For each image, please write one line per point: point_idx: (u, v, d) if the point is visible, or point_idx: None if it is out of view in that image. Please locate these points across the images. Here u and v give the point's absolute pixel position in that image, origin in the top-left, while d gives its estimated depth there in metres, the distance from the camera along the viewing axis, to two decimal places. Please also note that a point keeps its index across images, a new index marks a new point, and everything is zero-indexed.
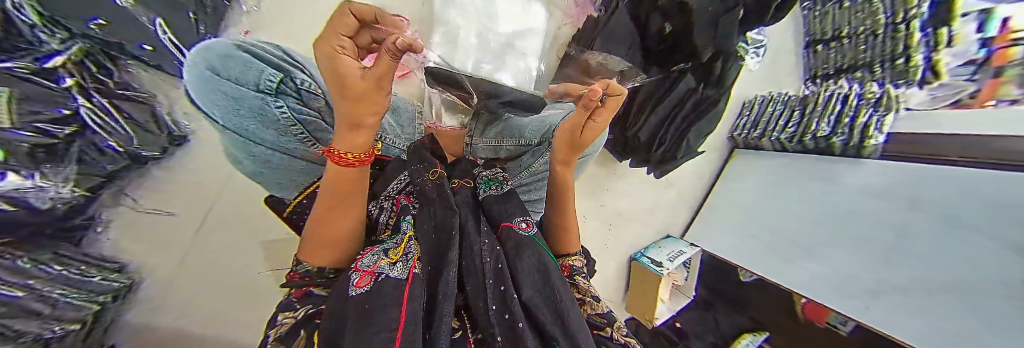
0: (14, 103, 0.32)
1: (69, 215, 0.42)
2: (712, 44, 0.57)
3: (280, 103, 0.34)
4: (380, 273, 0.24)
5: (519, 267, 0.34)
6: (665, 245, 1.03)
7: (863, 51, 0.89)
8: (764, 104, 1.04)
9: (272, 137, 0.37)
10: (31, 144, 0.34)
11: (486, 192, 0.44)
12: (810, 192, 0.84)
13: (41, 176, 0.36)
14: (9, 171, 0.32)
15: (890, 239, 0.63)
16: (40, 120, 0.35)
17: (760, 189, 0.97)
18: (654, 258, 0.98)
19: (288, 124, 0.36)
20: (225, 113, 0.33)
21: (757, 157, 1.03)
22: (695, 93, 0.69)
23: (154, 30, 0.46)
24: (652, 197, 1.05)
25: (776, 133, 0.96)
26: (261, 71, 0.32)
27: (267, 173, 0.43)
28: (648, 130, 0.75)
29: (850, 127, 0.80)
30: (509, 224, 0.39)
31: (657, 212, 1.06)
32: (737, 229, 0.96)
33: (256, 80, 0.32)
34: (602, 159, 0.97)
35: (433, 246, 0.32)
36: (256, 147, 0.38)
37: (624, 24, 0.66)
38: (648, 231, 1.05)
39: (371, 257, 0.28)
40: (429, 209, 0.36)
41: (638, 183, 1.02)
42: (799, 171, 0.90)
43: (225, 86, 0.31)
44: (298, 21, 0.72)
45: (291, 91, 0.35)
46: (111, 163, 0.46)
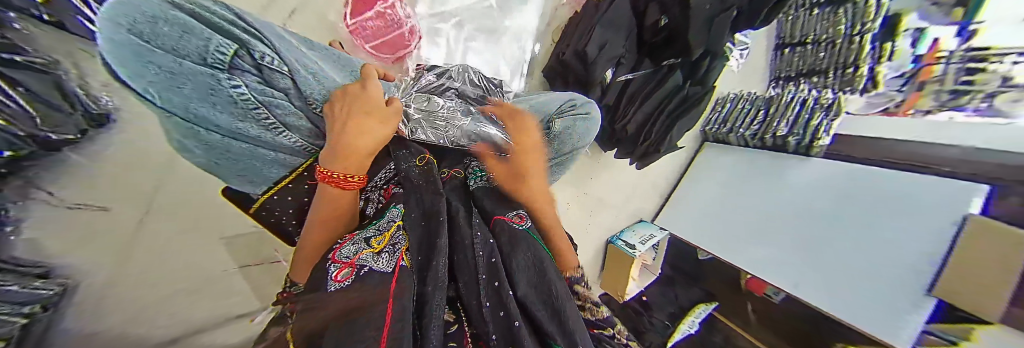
0: None
1: None
2: (704, 43, 0.59)
3: (236, 82, 0.26)
4: (362, 266, 0.23)
5: (514, 261, 0.32)
6: (638, 228, 1.12)
7: (821, 58, 0.97)
8: (734, 102, 1.11)
9: (227, 120, 0.30)
10: None
11: (475, 183, 0.44)
12: (764, 184, 0.94)
13: None
14: None
15: (825, 229, 0.76)
16: None
17: (722, 179, 1.07)
18: (628, 240, 1.06)
19: (246, 106, 0.29)
20: (161, 91, 0.24)
21: (722, 151, 1.12)
22: (681, 89, 0.72)
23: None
24: (629, 184, 1.11)
25: (741, 130, 1.03)
26: (207, 38, 0.23)
27: (226, 165, 0.37)
28: (637, 122, 0.74)
29: (804, 128, 0.89)
30: (500, 216, 0.38)
31: (633, 199, 1.14)
32: (699, 214, 1.06)
33: (199, 53, 0.23)
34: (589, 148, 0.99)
35: (422, 236, 0.30)
36: (210, 136, 0.32)
37: (623, 14, 0.64)
38: (623, 216, 1.13)
39: (351, 247, 0.26)
40: (416, 194, 0.36)
41: (617, 172, 1.08)
42: (756, 165, 0.99)
43: (158, 59, 0.22)
44: None
45: (249, 65, 0.27)
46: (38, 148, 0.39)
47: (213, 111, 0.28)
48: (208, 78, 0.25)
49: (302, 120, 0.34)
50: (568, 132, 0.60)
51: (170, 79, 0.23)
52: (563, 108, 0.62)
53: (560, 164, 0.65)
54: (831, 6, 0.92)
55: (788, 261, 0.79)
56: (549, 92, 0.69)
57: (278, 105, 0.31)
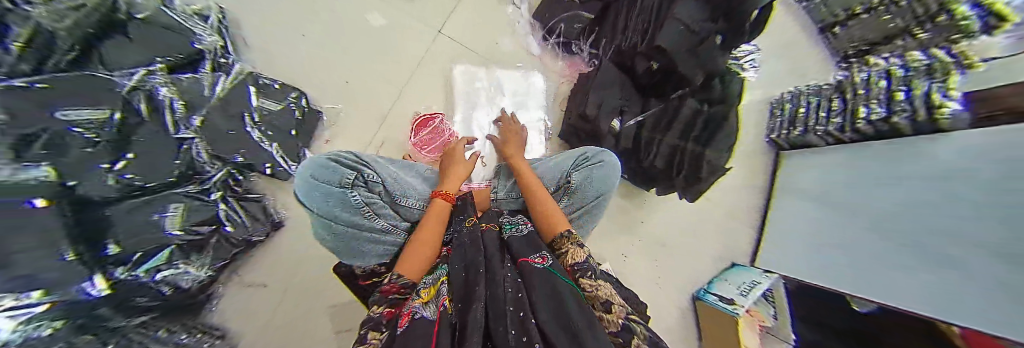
0: (183, 216, 0.52)
1: (191, 304, 0.59)
2: (699, 69, 0.57)
3: (354, 193, 0.50)
4: (417, 312, 0.30)
5: (537, 294, 0.31)
6: (729, 276, 0.95)
7: (891, 20, 0.80)
8: (794, 100, 0.95)
9: (344, 215, 0.49)
10: (154, 267, 0.48)
11: (509, 232, 0.46)
12: (857, 196, 0.74)
13: (182, 263, 0.54)
14: (169, 269, 0.51)
15: (986, 249, 0.48)
16: (146, 276, 0.47)
17: (829, 221, 0.80)
18: (723, 294, 0.89)
19: (360, 205, 0.50)
20: (320, 199, 0.49)
21: (806, 166, 0.94)
22: (702, 113, 0.66)
23: (269, 152, 0.67)
24: (697, 224, 1.01)
25: (822, 128, 0.84)
26: (340, 172, 0.50)
27: (346, 248, 0.50)
28: (664, 157, 0.70)
29: (848, 109, 0.79)
30: (525, 259, 0.38)
31: (703, 241, 1.00)
32: (821, 256, 0.79)
33: (338, 177, 0.49)
34: (627, 192, 0.97)
35: (463, 287, 0.33)
36: (341, 232, 0.49)
37: (610, 75, 0.70)
38: (708, 262, 0.99)
39: (412, 299, 0.33)
40: (461, 252, 0.39)
41: (671, 209, 1.00)
42: (871, 163, 0.75)
43: (323, 187, 0.49)
44: (360, 109, 0.78)
45: (361, 184, 0.51)
46: (214, 256, 0.61)
47: (339, 209, 0.49)
48: (341, 192, 0.49)
49: (390, 210, 0.52)
50: (586, 184, 0.60)
51: (326, 193, 0.49)
52: (579, 162, 0.62)
53: (589, 216, 0.62)
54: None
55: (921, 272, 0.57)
56: (568, 150, 0.71)
57: (411, 203, 0.53)
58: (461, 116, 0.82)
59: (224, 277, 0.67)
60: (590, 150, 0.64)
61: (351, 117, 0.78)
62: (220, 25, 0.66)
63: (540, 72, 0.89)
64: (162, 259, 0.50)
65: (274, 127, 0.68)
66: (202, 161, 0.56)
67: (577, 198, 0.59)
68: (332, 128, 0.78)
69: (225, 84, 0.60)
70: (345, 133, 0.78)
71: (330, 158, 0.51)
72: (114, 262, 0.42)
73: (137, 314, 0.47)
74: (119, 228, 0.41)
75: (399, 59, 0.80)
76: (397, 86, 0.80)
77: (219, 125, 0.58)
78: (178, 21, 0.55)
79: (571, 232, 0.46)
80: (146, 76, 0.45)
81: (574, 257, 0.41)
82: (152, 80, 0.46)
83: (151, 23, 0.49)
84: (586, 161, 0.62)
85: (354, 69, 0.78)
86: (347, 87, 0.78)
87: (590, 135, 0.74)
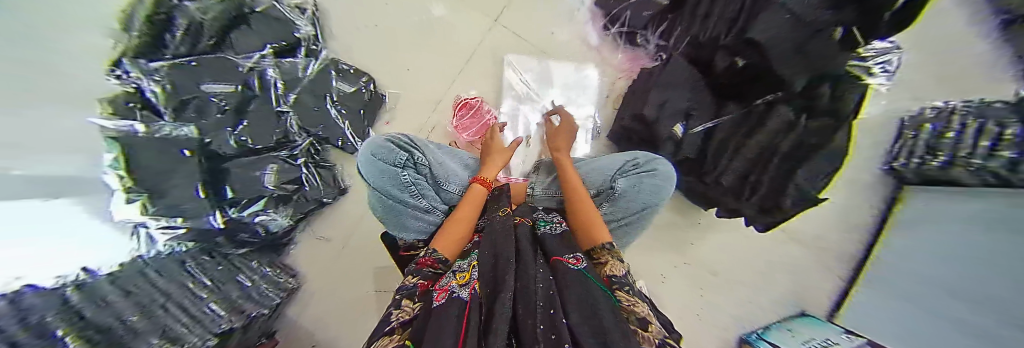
0: (277, 175, 0.65)
1: (274, 241, 0.74)
2: (804, 71, 0.44)
3: (405, 173, 0.51)
4: (452, 292, 0.28)
5: (569, 294, 0.28)
6: (798, 328, 0.78)
7: None
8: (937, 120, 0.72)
9: (393, 192, 0.50)
10: (253, 212, 0.62)
11: (543, 228, 0.43)
12: (970, 253, 0.57)
13: (273, 211, 0.66)
14: (263, 214, 0.65)
15: None
16: (247, 217, 0.61)
17: (940, 282, 0.61)
18: (778, 341, 0.75)
19: (409, 186, 0.51)
20: (373, 174, 0.50)
21: (934, 209, 0.70)
22: (795, 128, 0.53)
23: (342, 129, 0.74)
24: (759, 255, 0.87)
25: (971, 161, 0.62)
26: (395, 151, 0.51)
27: (393, 223, 0.52)
28: (736, 173, 0.60)
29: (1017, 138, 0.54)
30: (559, 257, 0.35)
31: (765, 275, 0.87)
32: (920, 325, 0.62)
33: (393, 156, 0.50)
34: (681, 207, 0.87)
35: (491, 273, 0.31)
36: (390, 208, 0.51)
37: (680, 72, 0.62)
38: (768, 301, 0.86)
39: (447, 280, 0.32)
40: (492, 240, 0.37)
41: (731, 232, 0.86)
42: (995, 210, 0.56)
43: (378, 163, 0.50)
44: (416, 93, 0.84)
45: (411, 166, 0.52)
46: (295, 209, 0.72)
47: (391, 186, 0.50)
48: (393, 170, 0.50)
49: (436, 194, 0.53)
50: (634, 192, 0.53)
51: (379, 169, 0.50)
52: (626, 168, 0.57)
53: (633, 226, 0.56)
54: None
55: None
56: (617, 153, 0.65)
57: (456, 189, 0.53)
58: (509, 106, 0.82)
59: (306, 228, 0.82)
60: (641, 155, 0.59)
61: (409, 100, 0.84)
62: (314, 17, 0.75)
63: (597, 66, 0.82)
64: (259, 206, 0.63)
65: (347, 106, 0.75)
66: (293, 133, 0.68)
67: (622, 207, 0.53)
68: (389, 111, 0.83)
69: (314, 69, 0.71)
70: (403, 114, 0.84)
71: (387, 139, 0.53)
72: (228, 204, 0.57)
73: (239, 246, 0.65)
74: (232, 178, 0.58)
75: (456, 47, 0.83)
76: (452, 72, 0.83)
77: (308, 103, 0.69)
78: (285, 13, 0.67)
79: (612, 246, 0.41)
80: (259, 60, 0.61)
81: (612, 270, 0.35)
82: (263, 62, 0.62)
83: (268, 14, 0.64)
84: (635, 167, 0.57)
85: (416, 56, 0.83)
86: (408, 72, 0.83)
87: (645, 140, 0.67)
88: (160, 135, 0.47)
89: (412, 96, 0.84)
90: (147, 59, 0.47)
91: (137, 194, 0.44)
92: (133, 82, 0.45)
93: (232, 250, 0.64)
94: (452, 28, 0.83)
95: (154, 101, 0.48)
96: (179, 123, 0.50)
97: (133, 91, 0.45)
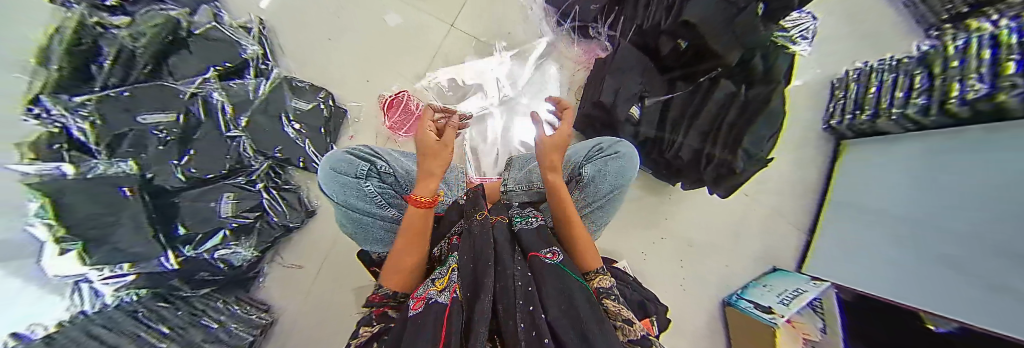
0: (235, 204, 0.61)
1: (240, 277, 0.69)
2: (736, 47, 0.50)
3: (369, 184, 0.49)
4: (429, 298, 0.24)
5: (548, 290, 0.25)
6: (772, 282, 0.84)
7: None
8: (864, 78, 0.81)
9: (359, 204, 0.48)
10: (211, 247, 0.57)
11: (519, 223, 0.40)
12: (926, 192, 0.64)
13: (235, 243, 0.62)
14: (223, 248, 0.60)
15: None
16: (203, 253, 0.56)
17: (901, 223, 0.67)
18: (759, 301, 0.78)
19: (374, 196, 0.49)
20: (335, 187, 0.49)
21: (880, 156, 0.78)
22: (737, 98, 0.58)
23: (303, 148, 0.70)
24: (730, 222, 0.91)
25: (894, 110, 0.71)
26: (355, 163, 0.49)
27: (361, 235, 0.51)
28: (691, 147, 0.62)
29: (937, 86, 0.62)
30: (536, 253, 0.32)
31: (737, 240, 0.91)
32: (887, 266, 0.67)
33: (352, 168, 0.49)
34: (650, 186, 0.90)
35: (469, 273, 0.27)
36: (357, 218, 0.49)
37: (629, 56, 0.65)
38: (743, 264, 0.90)
39: (425, 286, 0.28)
40: (470, 240, 0.33)
41: (701, 205, 0.91)
42: (952, 147, 0.62)
43: (337, 177, 0.48)
44: (376, 105, 0.82)
45: (375, 175, 0.50)
46: (258, 239, 0.67)
47: (355, 198, 0.48)
48: (356, 182, 0.48)
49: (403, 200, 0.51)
50: (600, 177, 0.55)
51: (340, 183, 0.48)
52: (591, 153, 0.59)
53: (605, 209, 0.58)
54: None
55: (983, 291, 0.48)
56: (583, 141, 0.68)
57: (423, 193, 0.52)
58: (472, 107, 0.82)
59: (273, 258, 0.77)
60: (607, 140, 0.61)
61: (371, 113, 0.82)
62: (261, 35, 0.73)
63: (555, 61, 0.85)
64: (216, 240, 0.58)
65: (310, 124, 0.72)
66: (248, 156, 0.64)
67: (593, 191, 0.55)
68: (353, 125, 0.81)
69: (267, 87, 0.69)
70: (367, 128, 0.81)
71: (347, 151, 0.52)
72: (181, 242, 0.53)
73: (199, 287, 0.60)
74: (184, 214, 0.54)
75: (415, 55, 0.83)
76: (412, 80, 0.82)
77: (264, 125, 0.66)
78: (229, 34, 0.65)
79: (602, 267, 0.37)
80: (201, 83, 0.58)
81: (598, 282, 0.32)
82: (206, 86, 0.59)
83: (207, 36, 0.61)
84: (599, 152, 0.58)
85: (374, 66, 0.82)
86: (367, 84, 0.82)
87: (606, 124, 0.69)
88: (93, 175, 0.44)
89: (373, 108, 0.82)
90: (66, 94, 0.42)
91: (71, 243, 0.38)
92: (56, 121, 0.40)
93: (192, 292, 0.60)
94: (409, 36, 0.83)
95: (82, 139, 0.44)
96: (114, 159, 0.47)
97: (58, 130, 0.40)
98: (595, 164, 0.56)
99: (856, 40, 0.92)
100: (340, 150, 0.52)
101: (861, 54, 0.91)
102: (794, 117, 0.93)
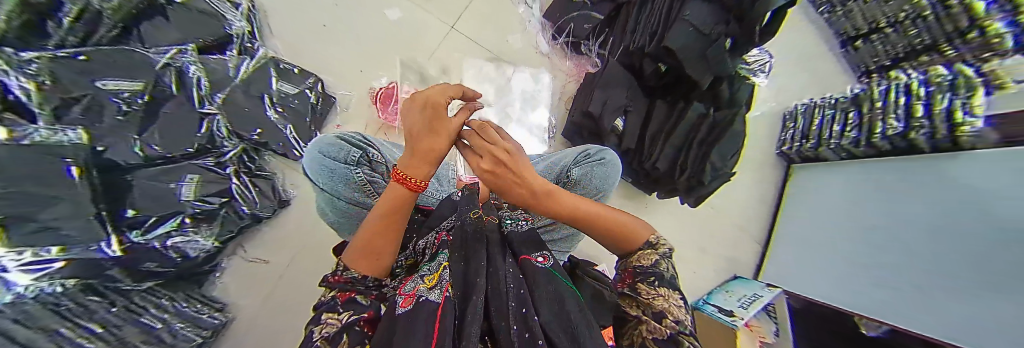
0: (198, 185, 0.56)
1: (206, 260, 0.62)
2: (707, 74, 0.57)
3: (359, 170, 0.46)
4: (418, 294, 0.19)
5: (544, 291, 0.21)
6: (733, 289, 0.92)
7: (917, 34, 0.79)
8: (809, 112, 0.96)
9: (347, 191, 0.46)
10: (163, 233, 0.52)
11: (512, 226, 0.35)
12: (874, 215, 0.76)
13: (192, 229, 0.56)
14: (176, 235, 0.54)
15: None
16: (150, 239, 0.50)
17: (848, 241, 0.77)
18: (722, 306, 0.84)
19: (362, 184, 0.46)
20: (321, 172, 0.46)
21: (822, 177, 0.93)
22: (707, 118, 0.65)
23: (285, 134, 0.69)
24: (699, 233, 0.99)
25: (834, 141, 0.87)
26: (347, 149, 0.46)
27: (343, 222, 0.50)
28: (667, 159, 0.68)
29: (865, 123, 0.81)
30: (529, 256, 0.27)
31: (703, 250, 0.99)
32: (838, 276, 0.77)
33: (343, 155, 0.46)
34: (630, 194, 0.96)
35: (461, 271, 0.23)
36: (340, 203, 0.47)
37: (617, 74, 0.70)
38: (708, 273, 0.98)
39: (412, 282, 0.23)
40: (464, 238, 0.28)
41: (673, 215, 0.98)
42: (898, 179, 0.74)
43: (325, 160, 0.46)
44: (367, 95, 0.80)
45: (366, 162, 0.48)
46: (218, 228, 0.60)
47: (342, 185, 0.46)
48: (345, 168, 0.46)
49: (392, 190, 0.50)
50: (587, 180, 0.57)
51: (328, 168, 0.46)
52: (579, 159, 0.61)
53: None
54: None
55: (965, 301, 0.55)
56: (570, 147, 0.70)
57: None
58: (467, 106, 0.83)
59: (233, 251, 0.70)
60: (596, 149, 0.64)
61: (362, 103, 0.80)
62: (250, 13, 0.69)
63: (549, 72, 0.90)
64: (167, 228, 0.52)
65: (293, 111, 0.70)
66: (221, 137, 0.60)
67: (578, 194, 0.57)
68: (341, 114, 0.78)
69: (250, 67, 0.65)
70: (357, 118, 0.80)
71: (337, 136, 0.48)
72: (128, 226, 0.47)
73: (142, 280, 0.53)
74: (137, 193, 0.48)
75: (413, 52, 0.83)
76: (408, 76, 0.82)
77: (242, 104, 0.63)
78: (213, 7, 0.61)
79: (658, 240, 0.31)
80: (177, 55, 0.54)
81: (640, 259, 0.28)
82: (182, 58, 0.55)
83: (189, 7, 0.57)
84: (586, 158, 0.61)
85: (369, 57, 0.81)
86: (363, 75, 0.80)
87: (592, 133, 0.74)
88: (33, 141, 0.35)
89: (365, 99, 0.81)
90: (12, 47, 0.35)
91: None
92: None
93: (132, 285, 0.52)
94: (409, 33, 0.83)
95: (22, 99, 0.35)
96: (61, 127, 0.38)
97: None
98: (585, 168, 0.58)
99: (806, 79, 1.08)
100: (331, 135, 0.48)
101: (810, 91, 1.06)
102: (753, 142, 1.05)
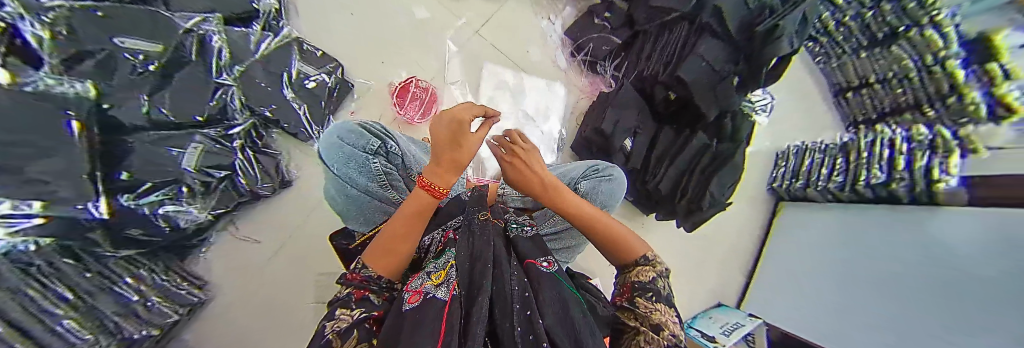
0: (201, 153, 0.54)
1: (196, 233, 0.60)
2: (714, 105, 0.61)
3: (376, 160, 0.46)
4: (427, 292, 0.19)
5: (547, 297, 0.21)
6: (716, 315, 0.94)
7: (903, 94, 0.86)
8: (800, 154, 1.02)
9: (361, 180, 0.46)
10: (156, 199, 0.47)
11: (515, 230, 0.35)
12: (854, 257, 0.80)
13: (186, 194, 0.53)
14: (170, 203, 0.50)
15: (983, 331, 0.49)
16: (140, 205, 0.45)
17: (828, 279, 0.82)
18: (706, 331, 0.87)
19: (377, 174, 0.46)
20: (337, 158, 0.46)
21: (808, 217, 0.99)
22: (710, 148, 0.69)
23: (297, 113, 0.69)
24: (689, 258, 1.02)
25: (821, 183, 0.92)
26: (366, 138, 0.46)
27: (351, 209, 0.49)
28: (669, 181, 0.72)
29: (852, 169, 0.87)
30: (533, 260, 0.28)
31: (691, 275, 1.02)
32: (817, 312, 0.81)
33: (361, 142, 0.46)
34: (630, 213, 0.98)
35: (464, 269, 0.23)
36: (352, 191, 0.47)
37: (629, 97, 0.73)
38: (694, 297, 1.00)
39: (418, 279, 0.23)
40: (471, 237, 0.28)
41: (665, 238, 1.01)
42: (879, 226, 0.79)
43: (343, 147, 0.45)
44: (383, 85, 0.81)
45: (383, 153, 0.48)
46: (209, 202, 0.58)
47: (357, 173, 0.46)
48: (362, 157, 0.45)
49: (404, 183, 0.50)
50: (594, 193, 0.59)
51: (344, 155, 0.45)
52: (586, 173, 0.62)
53: None
54: (880, 47, 0.87)
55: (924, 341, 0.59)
56: (578, 161, 0.72)
57: None
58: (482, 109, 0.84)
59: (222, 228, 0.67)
60: (604, 165, 0.66)
61: (378, 93, 0.80)
62: None
63: (563, 86, 0.93)
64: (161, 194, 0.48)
65: (303, 92, 0.70)
66: (233, 108, 0.59)
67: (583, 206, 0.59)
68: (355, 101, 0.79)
69: (272, 45, 0.65)
70: (371, 106, 0.80)
71: (355, 123, 0.48)
72: (121, 189, 0.42)
73: (122, 247, 0.48)
74: (138, 153, 0.44)
75: (434, 50, 0.84)
76: (427, 72, 0.83)
77: (257, 78, 0.62)
78: None
79: (656, 258, 0.32)
80: (199, 22, 0.52)
81: (637, 277, 0.28)
82: (205, 26, 0.53)
83: None
84: (594, 173, 0.62)
85: (391, 48, 0.82)
86: (382, 65, 0.81)
87: (600, 149, 0.76)
88: (33, 88, 0.29)
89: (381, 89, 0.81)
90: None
91: None
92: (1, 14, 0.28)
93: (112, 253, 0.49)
94: (433, 31, 0.85)
95: (30, 44, 0.31)
96: (71, 78, 0.33)
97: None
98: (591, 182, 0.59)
99: (798, 122, 1.15)
100: (348, 121, 0.48)
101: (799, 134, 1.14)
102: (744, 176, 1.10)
